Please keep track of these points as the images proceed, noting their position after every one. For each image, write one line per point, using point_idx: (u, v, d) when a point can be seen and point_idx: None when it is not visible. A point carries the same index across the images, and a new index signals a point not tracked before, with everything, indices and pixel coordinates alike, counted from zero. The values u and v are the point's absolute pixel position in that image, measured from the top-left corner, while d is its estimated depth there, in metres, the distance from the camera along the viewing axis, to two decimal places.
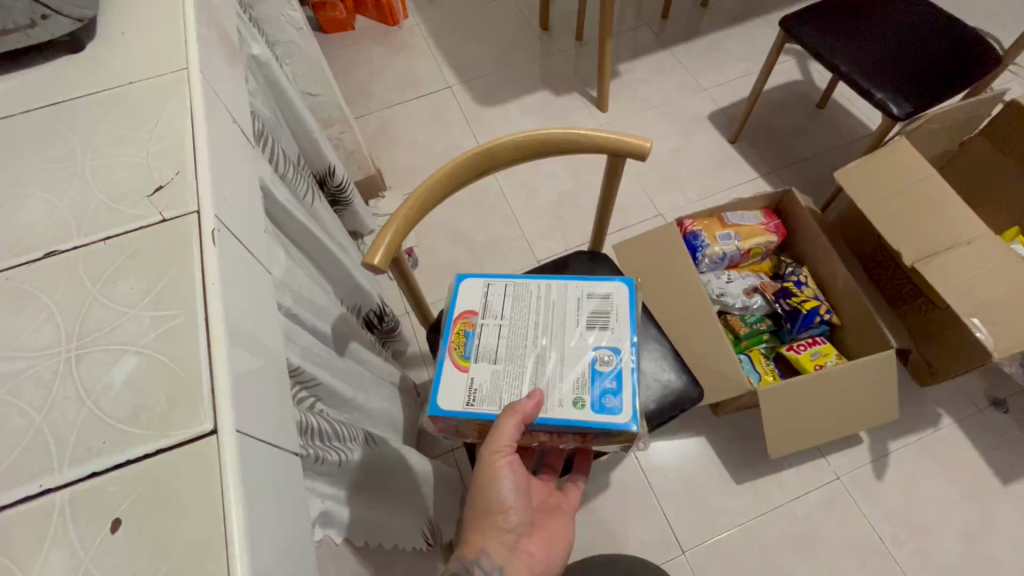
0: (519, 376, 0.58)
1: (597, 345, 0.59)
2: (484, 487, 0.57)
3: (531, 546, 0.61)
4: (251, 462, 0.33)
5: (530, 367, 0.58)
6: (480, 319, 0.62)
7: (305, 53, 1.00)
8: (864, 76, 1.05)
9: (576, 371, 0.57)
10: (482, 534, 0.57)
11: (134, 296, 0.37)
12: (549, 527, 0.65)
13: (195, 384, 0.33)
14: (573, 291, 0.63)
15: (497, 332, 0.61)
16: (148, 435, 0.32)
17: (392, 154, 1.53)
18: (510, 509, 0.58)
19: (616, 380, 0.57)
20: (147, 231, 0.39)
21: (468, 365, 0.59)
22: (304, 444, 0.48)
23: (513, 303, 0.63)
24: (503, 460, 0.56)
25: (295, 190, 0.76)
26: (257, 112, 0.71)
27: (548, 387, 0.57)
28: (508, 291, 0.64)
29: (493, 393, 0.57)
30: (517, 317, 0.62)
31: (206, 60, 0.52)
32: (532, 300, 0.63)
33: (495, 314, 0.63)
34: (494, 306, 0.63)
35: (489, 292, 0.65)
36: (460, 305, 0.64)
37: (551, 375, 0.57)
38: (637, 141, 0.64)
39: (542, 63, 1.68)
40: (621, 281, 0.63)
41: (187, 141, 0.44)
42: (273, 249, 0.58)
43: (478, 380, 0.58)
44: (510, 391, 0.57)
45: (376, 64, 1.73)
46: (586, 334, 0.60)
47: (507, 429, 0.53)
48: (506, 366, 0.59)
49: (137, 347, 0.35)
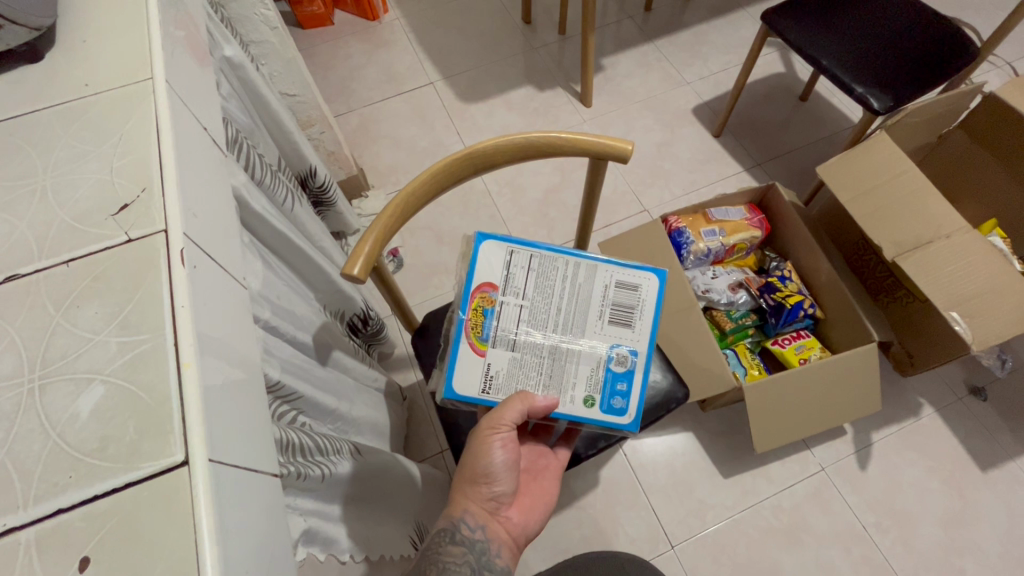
0: (537, 368, 0.59)
1: (614, 342, 0.60)
2: (471, 457, 0.59)
3: (511, 511, 0.63)
4: (225, 491, 0.32)
5: (547, 359, 0.59)
6: (500, 295, 0.59)
7: (281, 52, 0.97)
8: (844, 70, 1.05)
9: (591, 366, 0.59)
10: (467, 497, 0.59)
11: (100, 321, 0.35)
12: (528, 492, 0.67)
13: (165, 413, 0.32)
14: (599, 276, 0.60)
15: (519, 313, 0.59)
16: (116, 467, 0.31)
17: (375, 152, 1.51)
18: (496, 483, 0.60)
19: (627, 384, 0.60)
20: (111, 251, 0.38)
21: (486, 349, 0.58)
22: (283, 461, 0.47)
23: (537, 279, 0.60)
24: (496, 438, 0.56)
25: (273, 196, 0.74)
26: (230, 117, 0.69)
27: (561, 382, 0.59)
28: (533, 264, 0.60)
29: (508, 382, 0.58)
30: (539, 298, 0.59)
31: (172, 67, 0.50)
32: (557, 279, 0.60)
33: (517, 292, 0.59)
34: (517, 280, 0.59)
35: (513, 263, 0.59)
36: (478, 275, 0.59)
37: (566, 370, 0.59)
38: (620, 144, 0.63)
39: (525, 57, 1.67)
40: (650, 273, 0.61)
41: (153, 156, 0.42)
42: (248, 261, 0.56)
43: (495, 367, 0.58)
44: (523, 379, 0.59)
45: (356, 60, 1.70)
46: (604, 328, 0.60)
47: (510, 412, 0.55)
48: (525, 355, 0.59)
49: (103, 375, 0.34)
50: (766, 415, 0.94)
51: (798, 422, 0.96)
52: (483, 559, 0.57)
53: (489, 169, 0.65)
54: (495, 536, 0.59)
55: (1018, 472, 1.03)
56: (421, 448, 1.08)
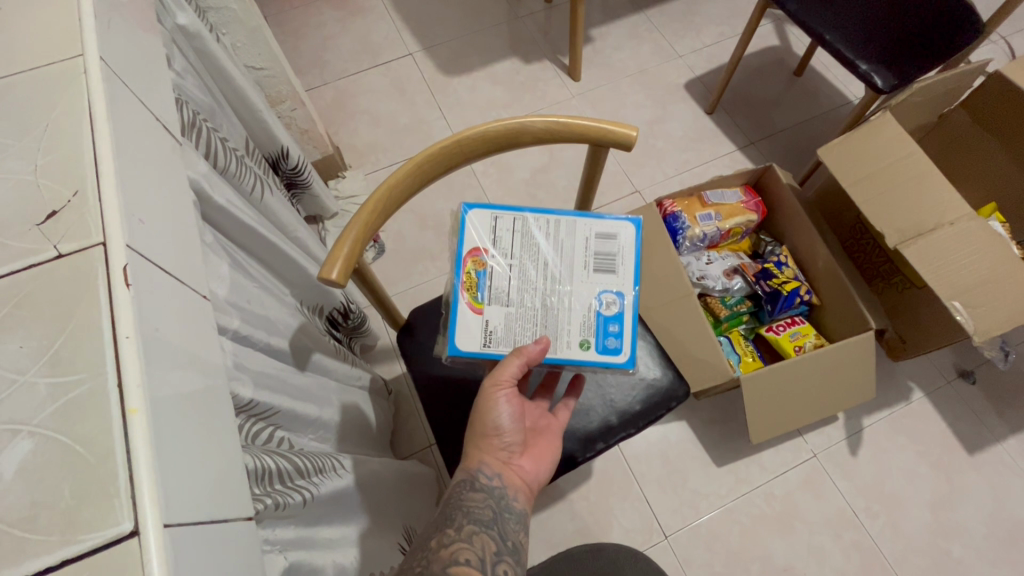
0: (532, 319, 0.55)
1: (601, 288, 0.56)
2: (479, 411, 0.55)
3: (524, 461, 0.58)
4: (186, 559, 0.27)
5: (540, 311, 0.55)
6: (490, 257, 0.56)
7: (244, 21, 0.88)
8: (848, 45, 1.00)
9: (582, 313, 0.55)
10: (478, 449, 0.55)
11: (26, 359, 0.30)
12: (539, 445, 0.61)
13: (109, 471, 0.27)
14: (577, 229, 0.57)
15: (509, 272, 0.56)
16: (50, 541, 0.26)
17: (351, 129, 1.42)
18: (507, 433, 0.56)
19: (618, 324, 0.55)
20: (37, 271, 0.32)
21: (484, 306, 0.55)
22: (258, 493, 0.42)
23: (522, 240, 0.56)
24: (503, 394, 0.54)
25: (240, 185, 0.67)
26: (186, 97, 0.62)
27: (555, 330, 0.55)
28: (518, 226, 0.57)
29: (509, 334, 0.55)
30: (525, 255, 0.56)
31: (111, 43, 0.43)
32: (539, 237, 0.56)
33: (506, 255, 0.56)
34: (501, 242, 0.56)
35: (499, 228, 0.57)
36: (467, 240, 0.56)
37: (559, 319, 0.55)
38: (622, 129, 0.57)
39: (510, 27, 1.57)
40: (628, 219, 0.57)
41: (87, 152, 0.36)
42: (211, 265, 0.50)
43: (497, 322, 0.55)
44: (519, 330, 0.55)
45: (329, 28, 1.58)
46: (590, 279, 0.56)
47: (512, 368, 0.52)
48: (519, 310, 0.55)
49: (31, 426, 0.28)
50: (762, 401, 0.92)
51: (795, 406, 0.94)
52: (502, 504, 0.53)
53: (481, 157, 0.59)
54: (512, 481, 0.55)
55: (1004, 454, 1.04)
56: (409, 443, 1.05)
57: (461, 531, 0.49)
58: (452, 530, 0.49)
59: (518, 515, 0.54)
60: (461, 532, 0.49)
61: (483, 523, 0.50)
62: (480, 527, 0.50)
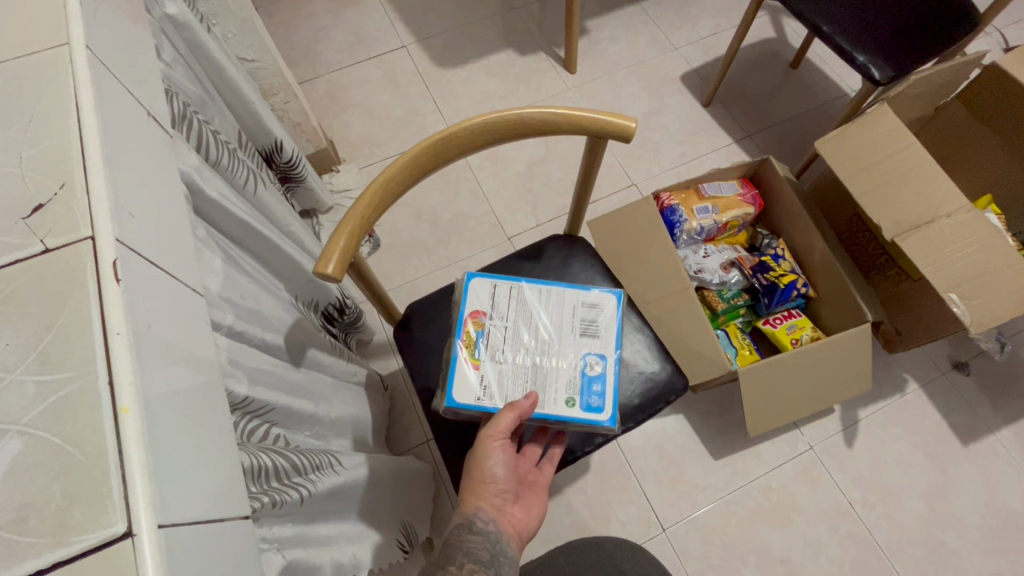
0: (522, 376, 0.56)
1: (588, 351, 0.57)
2: (475, 460, 0.55)
3: (517, 507, 0.58)
4: (181, 559, 0.26)
5: (530, 368, 0.56)
6: (488, 321, 0.58)
7: (234, 12, 0.86)
8: (845, 37, 1.00)
9: (568, 374, 0.56)
10: (474, 495, 0.54)
11: (13, 356, 0.29)
12: (530, 488, 0.61)
13: (101, 471, 0.26)
14: (565, 301, 0.60)
15: (504, 334, 0.58)
16: (41, 544, 0.25)
17: (345, 122, 1.40)
18: (502, 481, 0.55)
19: (603, 385, 0.56)
20: (23, 266, 0.31)
21: (480, 361, 0.57)
22: (254, 491, 0.42)
23: (518, 307, 0.59)
24: (498, 445, 0.53)
25: (233, 179, 0.66)
26: (176, 89, 0.60)
27: (542, 388, 0.56)
28: (515, 293, 0.60)
29: (500, 389, 0.55)
30: (520, 319, 0.59)
31: (97, 31, 0.42)
32: (534, 304, 0.60)
33: (503, 319, 0.59)
34: (500, 307, 0.60)
35: (497, 297, 0.60)
36: (468, 304, 0.59)
37: (547, 377, 0.56)
38: (621, 121, 0.57)
39: (505, 19, 1.56)
40: (613, 291, 0.60)
41: (74, 143, 0.35)
42: (205, 260, 0.49)
43: (490, 377, 0.56)
44: (510, 387, 0.56)
45: (321, 19, 1.56)
46: (578, 343, 0.58)
47: (505, 421, 0.52)
48: (511, 368, 0.56)
49: (19, 426, 0.27)
50: (762, 395, 0.93)
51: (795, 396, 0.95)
52: (498, 548, 0.53)
53: (479, 150, 0.58)
54: (506, 526, 0.55)
55: (997, 445, 1.05)
56: (406, 439, 1.04)
57: (462, 568, 0.50)
58: (454, 567, 0.50)
59: (513, 558, 0.54)
60: (461, 570, 0.50)
61: (482, 564, 0.51)
62: (480, 566, 0.51)
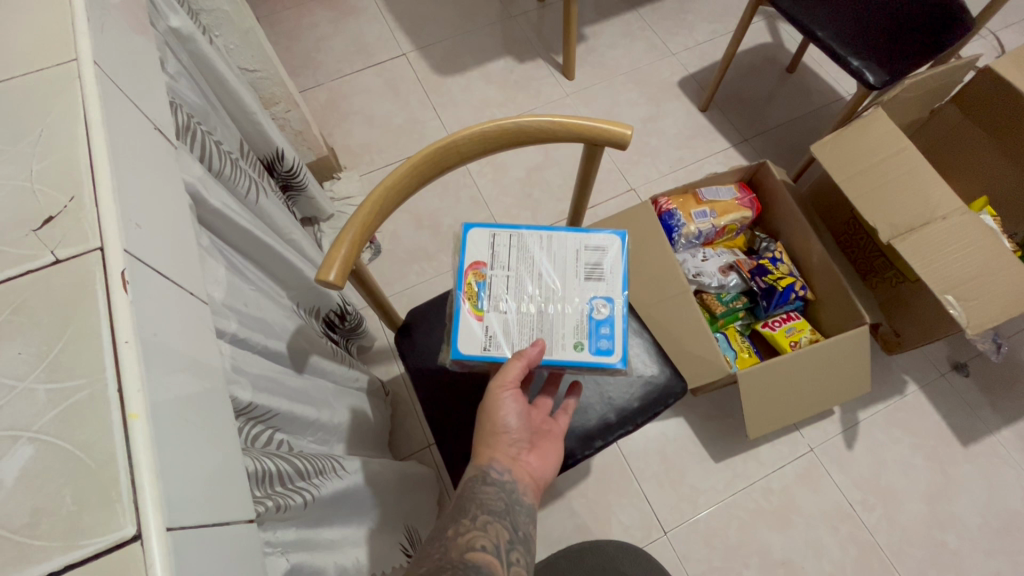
0: (529, 323, 0.57)
1: (593, 295, 0.58)
2: (487, 410, 0.55)
3: (532, 456, 0.58)
4: (188, 562, 0.27)
5: (537, 316, 0.58)
6: (489, 271, 0.59)
7: (237, 23, 0.87)
8: (840, 42, 1.01)
9: (575, 320, 0.57)
10: (488, 445, 0.55)
11: (24, 365, 0.30)
12: (545, 437, 0.61)
13: (110, 476, 0.27)
14: (565, 247, 0.60)
15: (507, 283, 0.59)
16: (52, 547, 0.26)
17: (345, 130, 1.42)
18: (515, 430, 0.56)
19: (610, 327, 0.57)
20: (32, 277, 0.32)
21: (485, 312, 0.58)
22: (258, 496, 0.42)
23: (520, 255, 0.60)
24: (508, 394, 0.54)
25: (235, 188, 0.67)
26: (180, 100, 0.61)
27: (550, 335, 0.57)
28: (516, 242, 0.60)
29: (508, 337, 0.57)
30: (523, 267, 0.59)
31: (104, 47, 0.43)
32: (535, 251, 0.60)
33: (504, 267, 0.59)
34: (501, 257, 0.60)
35: (498, 246, 0.60)
36: (468, 256, 0.60)
37: (554, 322, 0.57)
38: (618, 128, 0.58)
39: (504, 26, 1.57)
40: (616, 233, 0.60)
41: (82, 157, 0.35)
42: (209, 269, 0.50)
43: (495, 327, 0.57)
44: (518, 334, 0.57)
45: (322, 29, 1.58)
46: (582, 288, 0.59)
47: (513, 370, 0.53)
48: (518, 316, 0.58)
49: (31, 432, 0.28)
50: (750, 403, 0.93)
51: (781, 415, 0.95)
52: (514, 496, 0.53)
53: (477, 157, 0.59)
54: (522, 476, 0.55)
55: (998, 446, 1.05)
56: (408, 444, 1.05)
57: (476, 520, 0.49)
58: (468, 519, 0.49)
59: (529, 509, 0.54)
60: (476, 521, 0.49)
61: (497, 514, 0.51)
62: (494, 517, 0.50)
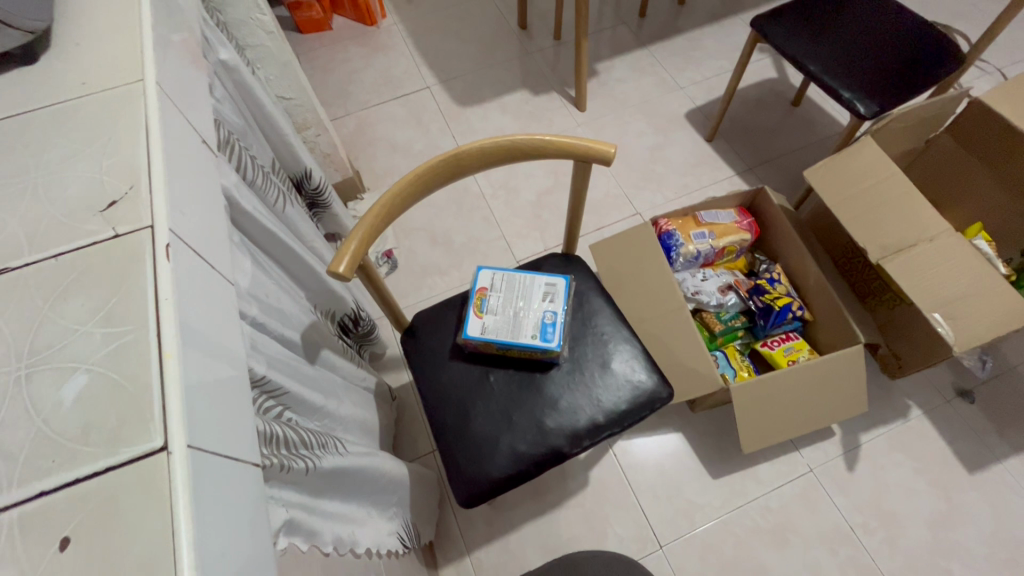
0: (509, 321, 0.74)
1: (556, 308, 0.75)
2: None
3: None
4: (204, 476, 0.33)
5: (516, 317, 0.75)
6: (490, 289, 0.77)
7: (277, 57, 0.99)
8: (832, 76, 1.07)
9: (539, 322, 0.74)
10: None
11: (86, 314, 0.37)
12: None
13: (146, 400, 0.34)
14: (544, 278, 0.78)
15: (502, 297, 0.76)
16: (97, 453, 0.32)
17: (370, 155, 1.53)
18: None
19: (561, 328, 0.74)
20: (97, 248, 0.39)
21: (484, 314, 0.75)
22: (266, 453, 0.48)
23: (514, 278, 0.78)
24: None
25: (264, 197, 0.76)
26: (223, 120, 0.71)
27: (519, 328, 0.74)
28: (512, 273, 0.78)
29: (494, 329, 0.74)
30: (513, 286, 0.77)
31: (164, 70, 0.52)
32: (524, 276, 0.78)
33: (502, 287, 0.77)
34: (501, 281, 0.77)
35: (499, 271, 0.78)
36: (479, 279, 0.78)
37: (524, 320, 0.74)
38: (602, 146, 0.64)
39: (522, 62, 1.69)
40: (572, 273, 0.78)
41: (142, 156, 0.44)
42: (237, 259, 0.58)
43: (488, 325, 0.74)
44: (498, 328, 0.74)
45: (355, 64, 1.72)
46: (551, 301, 0.76)
47: None
48: (503, 316, 0.75)
49: (88, 365, 0.35)
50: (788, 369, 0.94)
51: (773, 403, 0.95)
52: None
53: (476, 170, 0.66)
54: None
55: (1005, 474, 1.04)
56: (413, 448, 1.10)
57: None
58: None
59: None
60: None
61: None
62: None
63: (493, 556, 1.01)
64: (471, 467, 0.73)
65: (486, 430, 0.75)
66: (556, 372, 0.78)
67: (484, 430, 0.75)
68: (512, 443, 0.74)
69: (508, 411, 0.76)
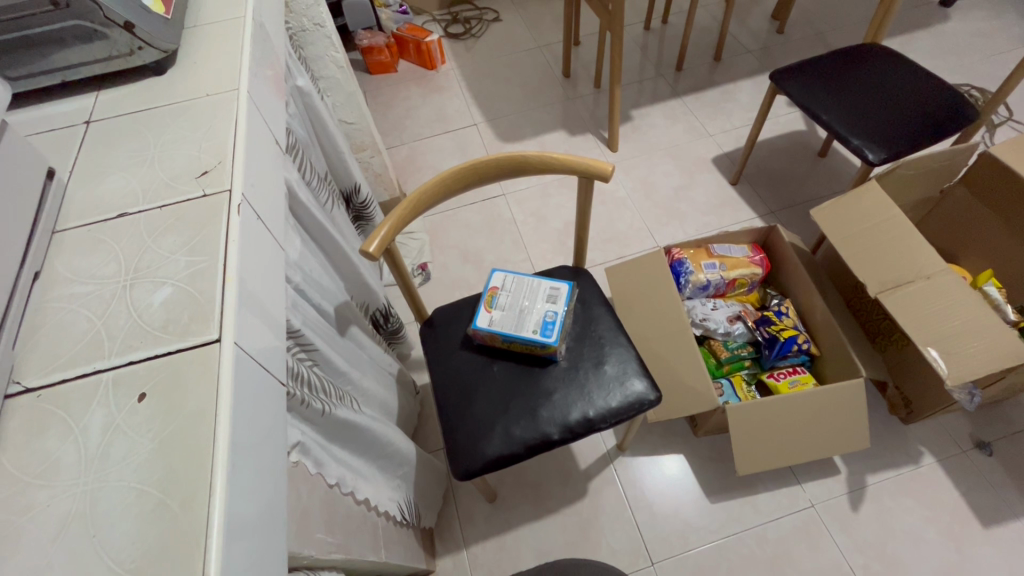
0: (514, 316, 0.83)
1: (557, 308, 0.83)
2: None
3: None
4: (243, 366, 0.43)
5: (520, 313, 0.83)
6: (501, 288, 0.87)
7: (343, 87, 1.17)
8: (844, 125, 1.14)
9: (540, 319, 0.82)
10: None
11: (176, 246, 0.49)
12: None
13: (210, 307, 0.45)
14: (548, 283, 0.87)
15: (510, 296, 0.86)
16: (171, 340, 0.43)
17: (417, 179, 1.69)
18: None
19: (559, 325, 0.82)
20: (190, 202, 0.52)
21: (492, 309, 0.85)
22: (292, 385, 0.58)
23: (523, 281, 0.87)
24: None
25: (318, 196, 0.90)
26: (293, 131, 0.87)
27: (522, 322, 0.83)
28: (521, 276, 0.88)
29: (499, 322, 0.83)
30: (520, 287, 0.86)
31: (253, 84, 0.67)
32: (532, 280, 0.87)
33: (511, 287, 0.86)
34: (511, 283, 0.87)
35: (510, 274, 0.88)
36: (491, 280, 0.88)
37: (527, 316, 0.83)
38: (600, 165, 0.74)
39: (563, 106, 1.84)
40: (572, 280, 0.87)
41: (229, 141, 0.57)
42: (290, 235, 0.71)
43: (495, 318, 0.84)
44: (503, 321, 0.83)
45: (413, 101, 1.93)
46: (554, 302, 0.84)
47: None
48: (509, 311, 0.84)
49: (174, 281, 0.47)
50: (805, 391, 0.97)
51: (782, 413, 0.97)
52: None
53: (495, 180, 0.78)
54: None
55: None
56: (424, 443, 1.18)
57: None
58: None
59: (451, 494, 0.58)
60: None
61: None
62: None
63: (489, 553, 1.06)
64: (468, 444, 0.81)
65: (485, 413, 0.83)
66: (554, 368, 0.85)
67: (483, 414, 0.83)
68: (507, 426, 0.81)
69: (507, 399, 0.83)
